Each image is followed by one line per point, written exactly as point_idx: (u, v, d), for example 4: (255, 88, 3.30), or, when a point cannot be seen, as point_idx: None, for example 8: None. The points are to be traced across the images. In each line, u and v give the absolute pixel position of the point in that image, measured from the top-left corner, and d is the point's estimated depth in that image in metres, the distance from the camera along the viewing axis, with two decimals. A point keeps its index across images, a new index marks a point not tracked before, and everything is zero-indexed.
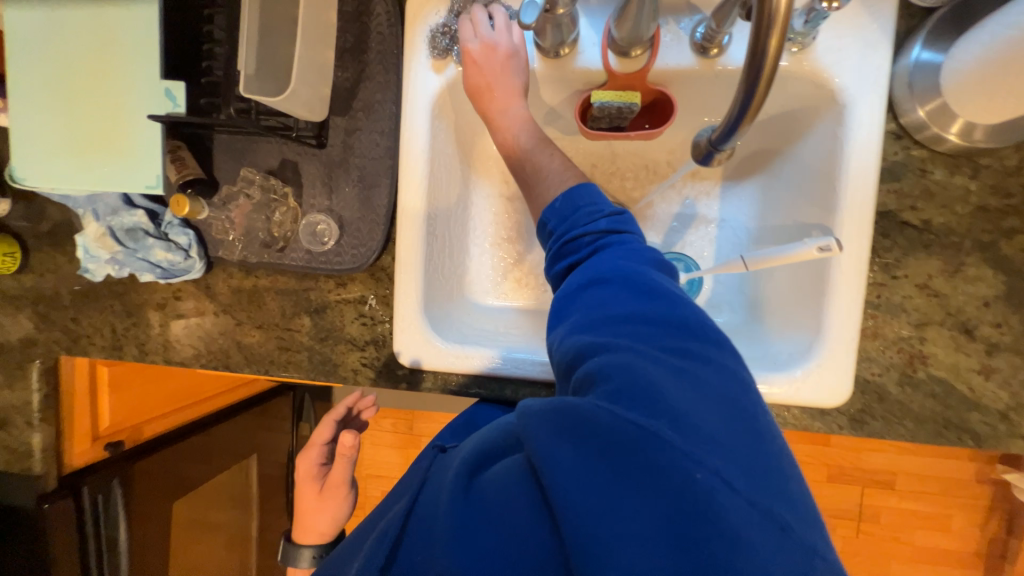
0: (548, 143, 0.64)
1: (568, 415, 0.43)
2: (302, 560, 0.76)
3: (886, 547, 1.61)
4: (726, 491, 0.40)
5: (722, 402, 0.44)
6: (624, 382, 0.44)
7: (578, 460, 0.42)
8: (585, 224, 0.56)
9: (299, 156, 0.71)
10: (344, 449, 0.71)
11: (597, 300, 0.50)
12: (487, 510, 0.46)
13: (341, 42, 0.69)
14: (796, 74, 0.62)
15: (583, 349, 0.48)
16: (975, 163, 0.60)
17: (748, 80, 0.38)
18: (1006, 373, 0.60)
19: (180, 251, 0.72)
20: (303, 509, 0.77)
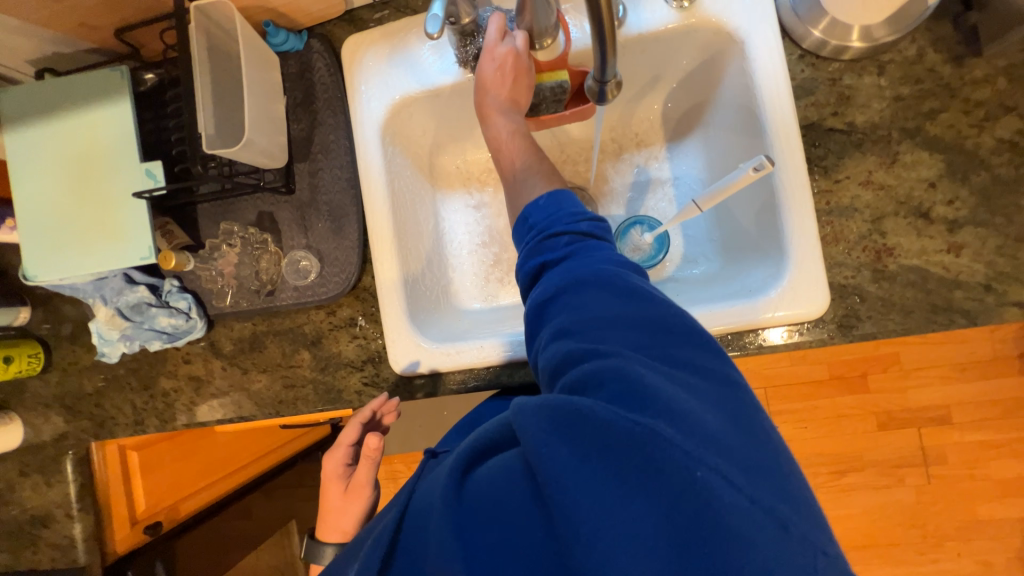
0: (536, 149, 0.65)
1: (566, 415, 0.41)
2: (321, 559, 0.74)
3: (964, 487, 1.50)
4: (727, 487, 0.37)
5: (717, 402, 0.43)
6: (618, 383, 0.43)
7: (580, 463, 0.39)
8: (567, 224, 0.54)
9: (273, 206, 0.78)
10: (368, 451, 0.71)
11: (583, 300, 0.49)
12: (482, 510, 0.43)
13: (292, 99, 0.77)
14: (692, 25, 0.68)
15: (571, 356, 0.46)
16: (878, 61, 0.63)
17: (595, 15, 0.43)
18: (975, 245, 0.60)
19: (181, 315, 0.78)
20: (327, 507, 0.76)
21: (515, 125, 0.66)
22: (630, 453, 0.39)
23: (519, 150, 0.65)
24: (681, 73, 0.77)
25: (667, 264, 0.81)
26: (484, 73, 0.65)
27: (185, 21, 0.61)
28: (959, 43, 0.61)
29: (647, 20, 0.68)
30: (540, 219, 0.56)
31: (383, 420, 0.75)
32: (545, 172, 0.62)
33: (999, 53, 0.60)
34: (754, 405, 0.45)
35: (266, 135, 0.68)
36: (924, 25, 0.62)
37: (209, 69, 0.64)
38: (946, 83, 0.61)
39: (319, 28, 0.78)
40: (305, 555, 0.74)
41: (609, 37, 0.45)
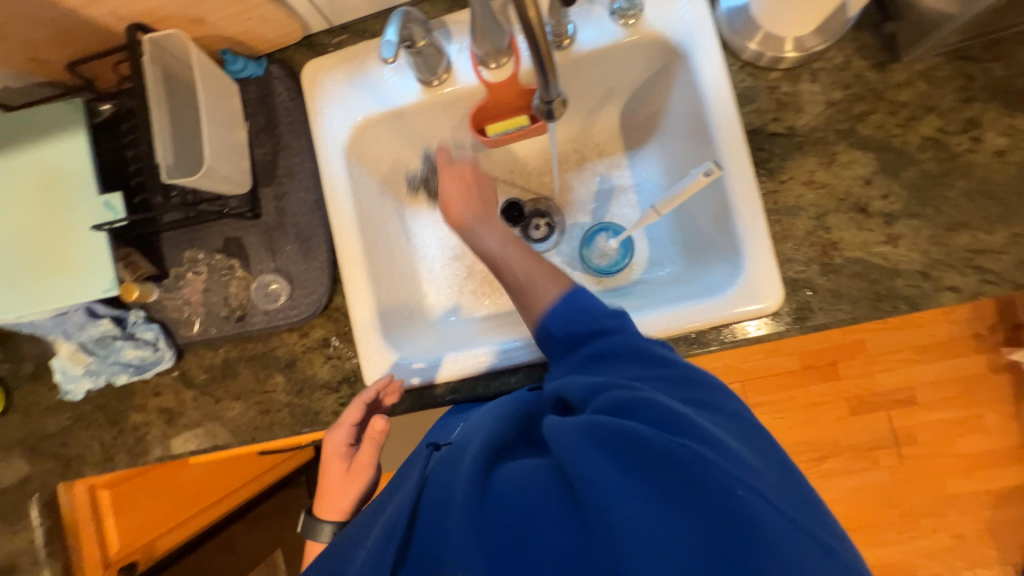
0: (537, 256, 0.67)
1: (620, 437, 0.42)
2: (317, 538, 0.71)
3: (934, 465, 1.56)
4: (769, 509, 0.38)
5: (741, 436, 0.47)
6: (660, 412, 0.44)
7: (636, 484, 0.39)
8: (596, 313, 0.58)
9: (239, 231, 0.77)
10: (373, 433, 0.68)
11: (610, 365, 0.54)
12: (509, 516, 0.41)
13: (254, 125, 0.78)
14: (638, 40, 0.71)
15: (610, 393, 0.48)
16: (811, 69, 0.68)
17: (534, 41, 0.45)
18: (911, 236, 0.64)
19: (148, 345, 0.76)
20: (326, 487, 0.72)
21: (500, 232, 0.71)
22: (686, 477, 0.39)
23: (521, 261, 0.67)
24: (634, 85, 0.81)
25: (634, 268, 0.84)
26: (443, 207, 0.74)
27: (139, 53, 0.62)
28: (881, 50, 0.66)
29: (595, 37, 0.71)
30: (560, 327, 0.58)
31: (384, 400, 0.72)
32: (553, 274, 0.64)
33: (917, 59, 0.65)
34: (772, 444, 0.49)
35: (227, 161, 0.68)
36: (848, 35, 0.67)
37: (166, 100, 0.64)
38: (873, 87, 0.66)
39: (278, 53, 0.79)
40: (301, 530, 0.71)
41: (548, 61, 0.49)
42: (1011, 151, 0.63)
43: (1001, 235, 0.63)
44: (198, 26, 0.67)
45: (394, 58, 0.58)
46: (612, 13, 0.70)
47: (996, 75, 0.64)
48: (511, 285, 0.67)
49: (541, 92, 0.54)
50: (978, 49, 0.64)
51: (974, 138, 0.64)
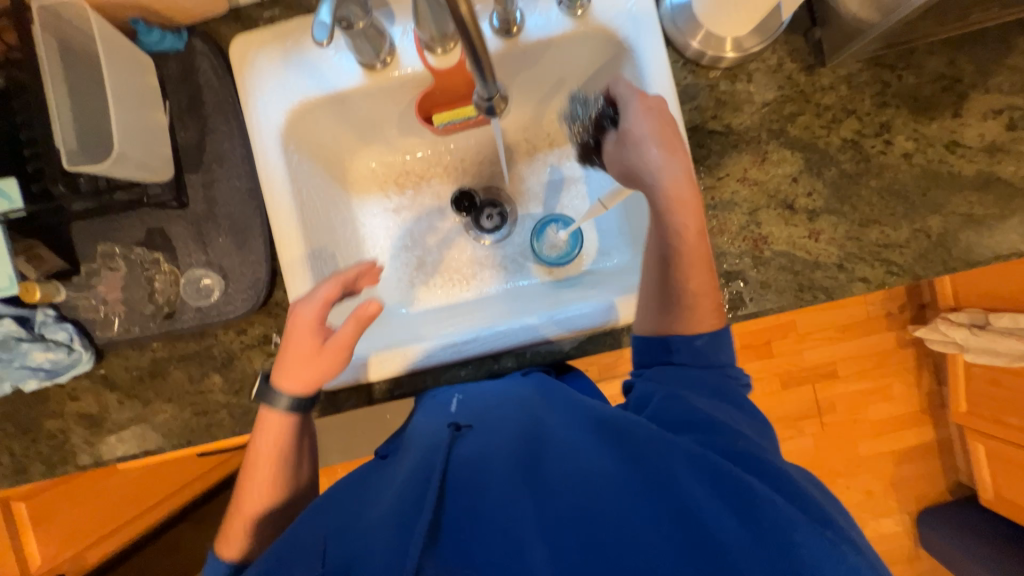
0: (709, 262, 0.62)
1: (706, 466, 0.47)
2: (276, 405, 0.65)
3: (850, 430, 1.75)
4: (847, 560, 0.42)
5: (825, 497, 0.49)
6: (743, 452, 0.49)
7: (711, 505, 0.45)
8: (692, 341, 0.59)
9: (163, 221, 0.71)
10: (362, 315, 0.61)
11: (704, 396, 0.55)
12: (572, 503, 0.46)
13: (176, 104, 0.71)
14: (586, 31, 0.71)
15: (690, 420, 0.52)
16: (747, 69, 0.71)
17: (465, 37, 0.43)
18: (830, 231, 0.70)
19: (61, 347, 0.70)
20: (291, 356, 0.64)
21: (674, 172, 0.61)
22: (762, 515, 0.44)
23: (698, 261, 0.61)
24: (583, 76, 0.80)
25: (584, 259, 0.86)
26: (634, 131, 0.62)
27: (26, 20, 0.54)
28: (810, 54, 0.70)
29: (543, 26, 0.70)
30: (686, 360, 0.59)
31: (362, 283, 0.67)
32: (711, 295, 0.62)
33: (840, 64, 0.69)
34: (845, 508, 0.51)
35: (142, 146, 0.62)
36: (781, 37, 0.70)
37: (63, 76, 0.57)
38: (801, 89, 0.70)
39: (201, 25, 0.72)
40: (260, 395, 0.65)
41: (483, 55, 0.47)
42: (916, 153, 0.69)
43: (904, 230, 0.70)
44: None
45: (328, 41, 0.54)
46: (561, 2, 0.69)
47: (906, 82, 0.69)
48: (676, 264, 0.61)
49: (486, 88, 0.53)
50: (893, 57, 0.69)
51: (886, 141, 0.69)
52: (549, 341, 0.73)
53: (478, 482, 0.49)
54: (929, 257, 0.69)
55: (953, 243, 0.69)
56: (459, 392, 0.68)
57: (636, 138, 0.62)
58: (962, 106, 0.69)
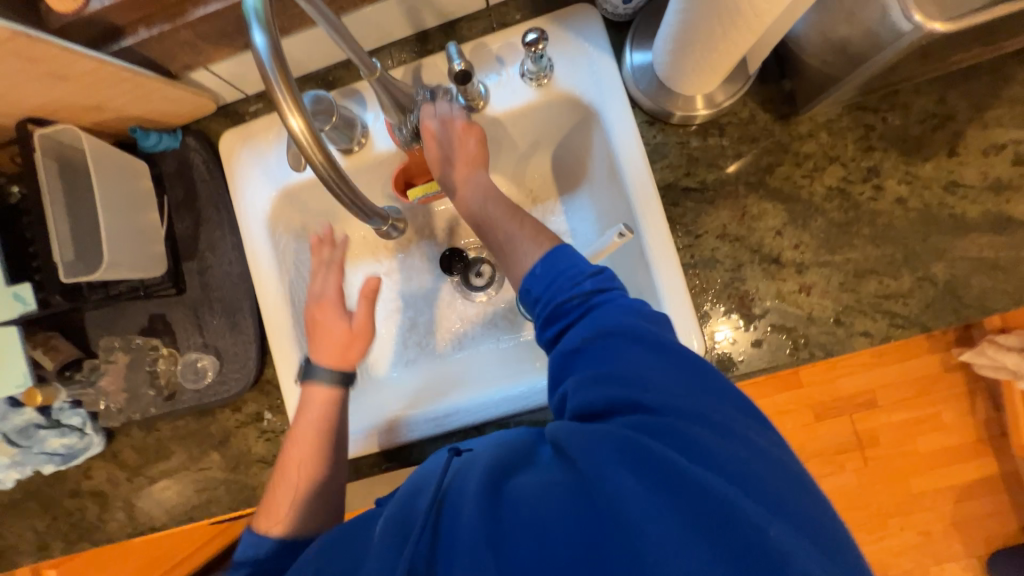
0: (518, 212, 0.63)
1: (617, 447, 0.42)
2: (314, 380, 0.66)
3: (898, 465, 1.60)
4: (804, 556, 0.37)
5: (771, 457, 0.43)
6: (660, 422, 0.43)
7: (654, 508, 0.38)
8: (570, 287, 0.53)
9: (164, 307, 0.76)
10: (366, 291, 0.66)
11: (611, 363, 0.47)
12: (527, 524, 0.41)
13: (172, 198, 0.76)
14: (551, 100, 0.71)
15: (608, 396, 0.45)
16: (718, 124, 0.69)
17: (333, 187, 0.43)
18: (822, 284, 0.66)
19: (74, 432, 0.75)
20: (324, 336, 0.68)
21: (485, 185, 0.65)
22: (690, 498, 0.38)
23: (504, 213, 0.62)
24: (557, 137, 0.79)
25: None
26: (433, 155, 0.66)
27: (31, 150, 0.60)
28: (783, 104, 0.68)
29: (508, 99, 0.71)
30: (540, 290, 0.54)
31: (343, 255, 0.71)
32: (532, 233, 0.60)
33: (818, 111, 0.67)
34: (803, 474, 0.45)
35: (134, 251, 0.67)
36: (753, 89, 0.68)
37: (62, 195, 0.63)
38: (778, 139, 0.68)
39: (195, 125, 0.77)
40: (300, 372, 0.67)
41: (357, 199, 0.46)
42: (911, 198, 0.65)
43: (906, 280, 0.65)
44: (97, 113, 0.65)
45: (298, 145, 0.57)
46: (524, 75, 0.70)
47: (893, 124, 0.65)
48: (484, 226, 0.64)
49: (363, 69, 0.56)
50: (875, 99, 0.66)
51: (876, 186, 0.65)
52: (532, 410, 0.72)
53: (451, 527, 0.43)
54: (937, 307, 0.64)
55: (965, 289, 0.64)
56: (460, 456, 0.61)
57: (434, 132, 0.65)
58: (957, 144, 0.64)
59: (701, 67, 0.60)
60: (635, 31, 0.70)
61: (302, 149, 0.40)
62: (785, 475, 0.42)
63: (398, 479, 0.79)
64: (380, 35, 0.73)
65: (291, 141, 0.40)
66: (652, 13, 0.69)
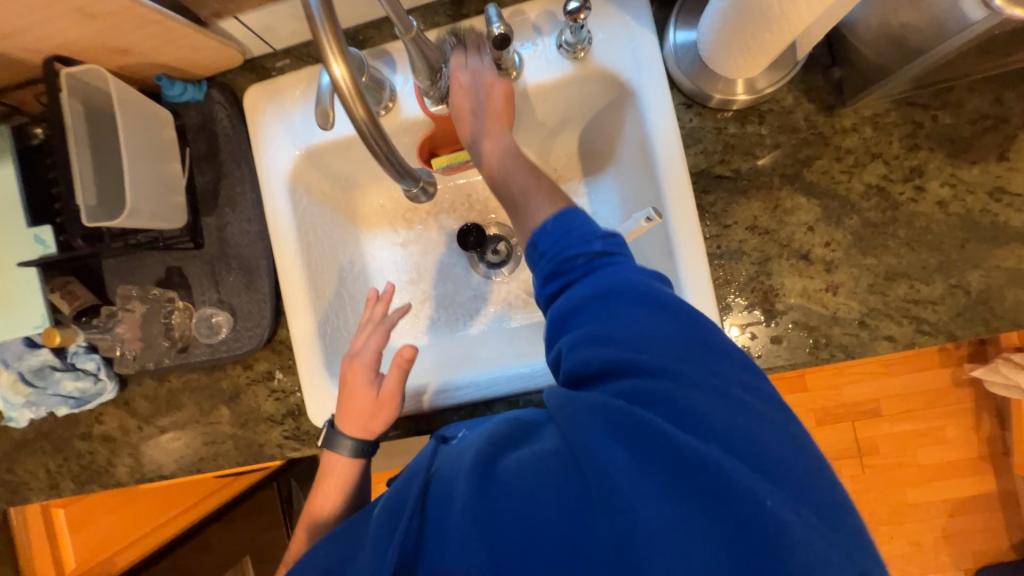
0: (535, 170, 0.61)
1: (608, 419, 0.43)
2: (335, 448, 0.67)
3: (895, 475, 1.60)
4: (796, 521, 0.38)
5: (759, 415, 0.45)
6: (654, 393, 0.44)
7: (645, 479, 0.40)
8: (579, 246, 0.52)
9: (181, 260, 0.76)
10: (401, 360, 0.66)
11: (606, 315, 0.48)
12: (519, 497, 0.44)
13: (194, 151, 0.75)
14: (586, 74, 0.69)
15: (602, 368, 0.47)
16: (759, 111, 0.67)
17: (369, 141, 0.42)
18: (850, 284, 0.64)
19: (89, 377, 0.75)
20: (351, 401, 0.67)
21: (504, 143, 0.63)
22: (679, 466, 0.40)
23: (522, 170, 0.61)
24: (588, 114, 0.76)
25: None
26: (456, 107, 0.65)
27: (57, 88, 0.59)
28: (829, 94, 0.65)
29: (542, 70, 0.69)
30: (547, 245, 0.53)
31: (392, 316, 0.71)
32: (548, 191, 0.59)
33: (865, 104, 0.64)
34: (802, 437, 0.46)
35: (155, 199, 0.67)
36: (798, 76, 0.65)
37: (86, 137, 0.62)
38: (820, 131, 0.65)
39: (220, 76, 0.76)
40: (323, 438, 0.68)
41: (395, 158, 0.45)
42: (952, 202, 0.63)
43: (938, 286, 0.63)
44: (123, 54, 0.64)
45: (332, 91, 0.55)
46: (561, 46, 0.68)
47: (942, 124, 0.63)
48: (501, 189, 0.62)
49: (398, 25, 0.53)
50: (927, 95, 0.63)
51: (917, 187, 0.63)
52: (541, 391, 0.72)
53: (447, 502, 0.46)
54: (967, 316, 0.62)
55: (998, 300, 0.62)
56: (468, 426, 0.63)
57: (464, 82, 0.64)
58: (1009, 149, 0.62)
59: (750, 48, 0.57)
60: (681, 6, 0.67)
61: (344, 99, 0.39)
62: (782, 443, 0.43)
63: (403, 448, 0.79)
64: None
65: (334, 89, 0.39)
66: None
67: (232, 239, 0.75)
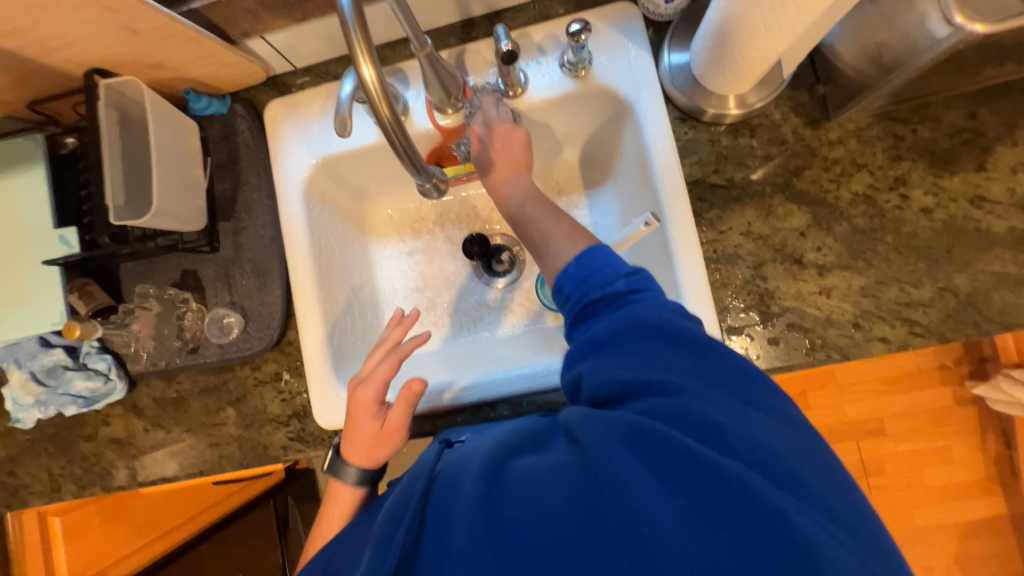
0: (553, 208, 0.65)
1: (630, 437, 0.42)
2: (340, 475, 0.67)
3: (903, 496, 1.57)
4: (824, 538, 0.37)
5: (780, 434, 0.43)
6: (672, 407, 0.44)
7: (666, 495, 0.39)
8: (603, 287, 0.53)
9: (196, 264, 0.78)
10: (408, 393, 0.66)
11: (629, 341, 0.48)
12: (529, 510, 0.42)
13: (215, 160, 0.79)
14: (587, 91, 0.74)
15: (622, 384, 0.46)
16: (749, 124, 0.71)
17: (388, 135, 0.47)
18: (843, 287, 0.67)
19: (99, 376, 0.76)
20: (357, 431, 0.67)
21: (525, 184, 0.68)
22: (708, 487, 0.39)
23: (540, 207, 0.65)
24: (589, 129, 0.81)
25: None
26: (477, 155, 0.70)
27: (94, 97, 0.64)
28: (815, 109, 0.69)
29: (546, 87, 0.74)
30: (572, 288, 0.55)
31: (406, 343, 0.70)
32: (569, 231, 0.62)
33: (849, 118, 0.68)
34: (820, 451, 0.45)
35: (179, 202, 0.70)
36: (785, 93, 0.70)
37: (119, 142, 0.66)
38: (808, 143, 0.69)
39: (243, 92, 0.81)
40: (328, 467, 0.68)
41: (411, 151, 0.50)
42: (936, 209, 0.66)
43: (928, 289, 0.65)
44: (157, 69, 0.69)
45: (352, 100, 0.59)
46: (564, 65, 0.73)
47: (922, 136, 0.67)
48: (519, 227, 0.67)
49: (414, 42, 0.57)
50: (906, 111, 0.67)
51: (901, 196, 0.67)
52: (544, 391, 0.73)
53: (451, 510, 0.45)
54: (958, 318, 0.64)
55: (986, 303, 0.64)
56: (473, 432, 0.65)
57: (480, 135, 0.69)
58: (987, 160, 0.65)
59: (740, 65, 0.61)
60: (674, 29, 0.72)
61: (371, 100, 0.44)
62: (801, 456, 0.42)
63: None
64: (428, 19, 0.76)
65: (362, 89, 0.44)
66: (692, 14, 0.72)
67: (246, 243, 0.78)
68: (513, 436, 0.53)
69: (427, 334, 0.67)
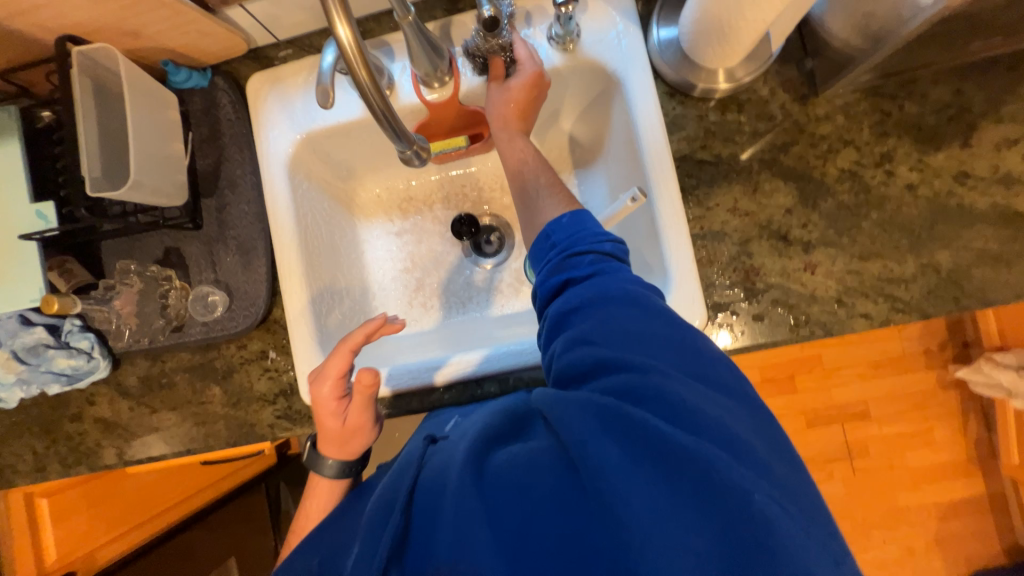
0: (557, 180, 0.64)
1: (603, 416, 0.42)
2: (318, 466, 0.69)
3: (885, 477, 1.60)
4: (783, 517, 0.37)
5: (745, 417, 0.44)
6: (645, 389, 0.43)
7: (632, 473, 0.39)
8: (590, 243, 0.53)
9: (179, 241, 0.77)
10: (363, 386, 0.63)
11: (613, 313, 0.48)
12: (507, 492, 0.43)
13: (197, 135, 0.78)
14: (575, 65, 0.73)
15: (598, 367, 0.46)
16: (738, 100, 0.70)
17: (367, 98, 0.46)
18: (827, 264, 0.67)
19: (81, 354, 0.75)
20: (321, 425, 0.67)
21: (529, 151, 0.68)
22: (677, 467, 0.39)
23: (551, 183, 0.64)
24: (578, 106, 0.80)
25: None
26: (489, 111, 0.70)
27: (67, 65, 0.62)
28: (803, 85, 0.69)
29: None
30: (561, 237, 0.54)
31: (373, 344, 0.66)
32: (565, 198, 0.62)
33: (836, 94, 0.68)
34: (780, 432, 0.46)
35: (157, 175, 0.69)
36: (773, 68, 0.70)
37: (93, 113, 0.65)
38: (795, 120, 0.69)
39: (224, 65, 0.79)
40: (306, 460, 0.69)
41: (391, 115, 0.50)
42: (921, 185, 0.66)
43: (910, 265, 0.66)
44: (133, 38, 0.67)
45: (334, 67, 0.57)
46: (551, 39, 0.71)
47: (909, 113, 0.67)
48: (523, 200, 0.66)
49: (397, 10, 0.55)
50: (893, 87, 0.67)
51: (887, 172, 0.67)
52: (530, 369, 0.73)
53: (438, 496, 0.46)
54: (939, 294, 0.65)
55: (966, 280, 0.65)
56: (460, 414, 0.66)
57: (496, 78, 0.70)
58: (971, 137, 0.66)
59: (728, 37, 0.60)
60: (663, 3, 0.71)
61: (350, 63, 0.43)
62: (761, 437, 0.43)
63: None
64: None
65: (338, 49, 0.43)
66: None
67: (229, 220, 0.77)
68: (491, 417, 0.53)
69: (399, 324, 0.66)
